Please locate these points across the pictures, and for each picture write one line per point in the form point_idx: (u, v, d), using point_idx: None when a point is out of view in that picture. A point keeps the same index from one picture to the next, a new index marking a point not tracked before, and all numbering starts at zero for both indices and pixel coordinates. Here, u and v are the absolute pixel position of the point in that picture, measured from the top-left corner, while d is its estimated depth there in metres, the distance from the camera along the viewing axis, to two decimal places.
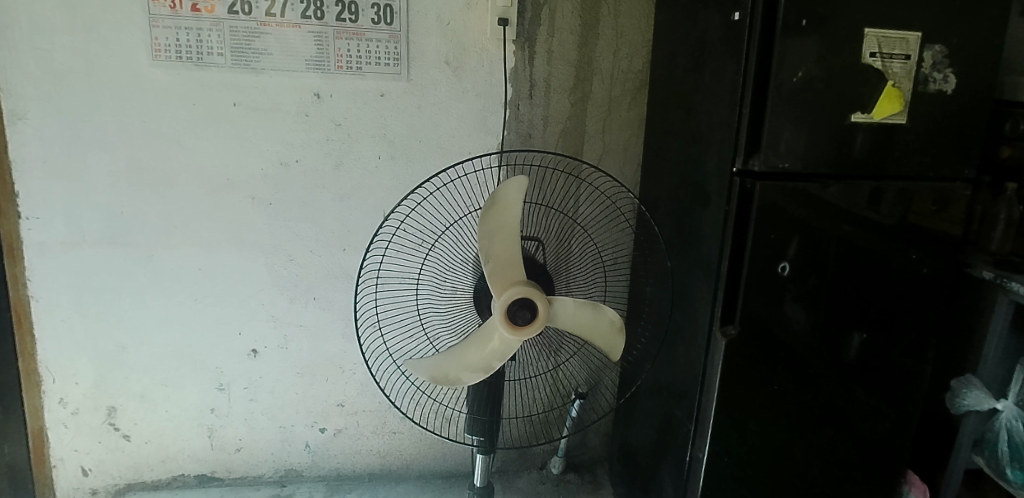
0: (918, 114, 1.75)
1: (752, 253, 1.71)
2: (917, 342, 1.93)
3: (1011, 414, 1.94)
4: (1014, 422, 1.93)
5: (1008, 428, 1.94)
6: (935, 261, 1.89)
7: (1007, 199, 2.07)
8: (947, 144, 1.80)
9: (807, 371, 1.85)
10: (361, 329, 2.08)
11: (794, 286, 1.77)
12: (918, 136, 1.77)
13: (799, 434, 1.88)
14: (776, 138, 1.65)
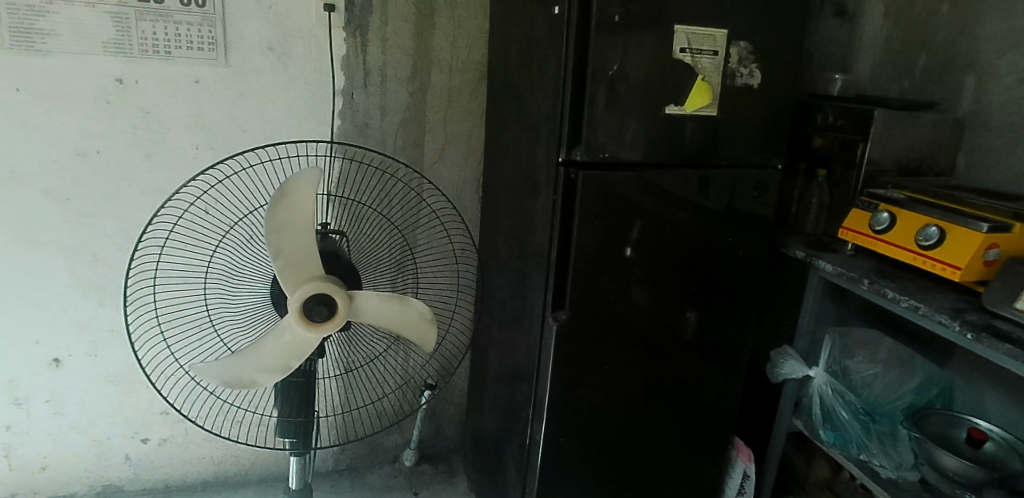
0: (729, 107, 1.87)
1: (596, 241, 1.79)
2: (739, 316, 2.06)
3: (822, 380, 2.10)
4: (824, 387, 2.10)
5: (820, 393, 2.11)
6: (750, 242, 2.02)
7: (818, 185, 2.26)
8: (758, 134, 1.93)
9: (641, 350, 1.93)
10: (143, 333, 1.96)
11: (639, 268, 1.87)
12: (729, 127, 1.89)
13: (632, 412, 1.96)
14: (621, 132, 1.74)
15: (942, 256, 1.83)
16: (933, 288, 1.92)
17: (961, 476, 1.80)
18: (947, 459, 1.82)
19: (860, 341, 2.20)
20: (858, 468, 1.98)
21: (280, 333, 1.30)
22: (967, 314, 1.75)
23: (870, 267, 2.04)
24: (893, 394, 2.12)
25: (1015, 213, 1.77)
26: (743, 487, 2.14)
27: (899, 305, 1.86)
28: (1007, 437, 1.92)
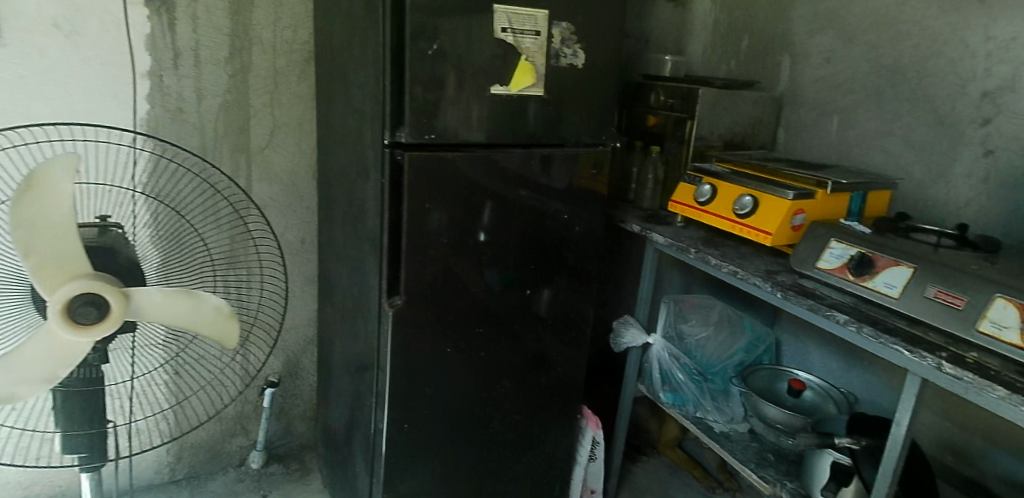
0: (557, 86, 1.90)
1: (446, 226, 1.80)
2: (581, 290, 2.12)
3: (661, 346, 2.21)
4: (662, 353, 2.22)
5: (659, 359, 2.22)
6: (585, 219, 2.07)
7: (654, 161, 2.37)
8: (588, 113, 1.99)
9: (484, 329, 1.94)
10: None
11: (489, 250, 1.90)
12: (557, 106, 1.92)
13: (478, 393, 1.98)
14: (467, 115, 1.76)
15: (756, 223, 1.96)
16: (751, 255, 2.04)
17: (783, 424, 1.94)
18: (772, 410, 1.95)
19: (693, 306, 2.33)
20: (694, 423, 2.07)
21: (44, 339, 1.23)
22: (779, 276, 1.88)
23: (699, 235, 2.16)
24: (723, 354, 2.27)
25: (818, 184, 1.95)
26: (593, 453, 2.26)
27: (722, 270, 1.97)
28: (822, 385, 2.11)
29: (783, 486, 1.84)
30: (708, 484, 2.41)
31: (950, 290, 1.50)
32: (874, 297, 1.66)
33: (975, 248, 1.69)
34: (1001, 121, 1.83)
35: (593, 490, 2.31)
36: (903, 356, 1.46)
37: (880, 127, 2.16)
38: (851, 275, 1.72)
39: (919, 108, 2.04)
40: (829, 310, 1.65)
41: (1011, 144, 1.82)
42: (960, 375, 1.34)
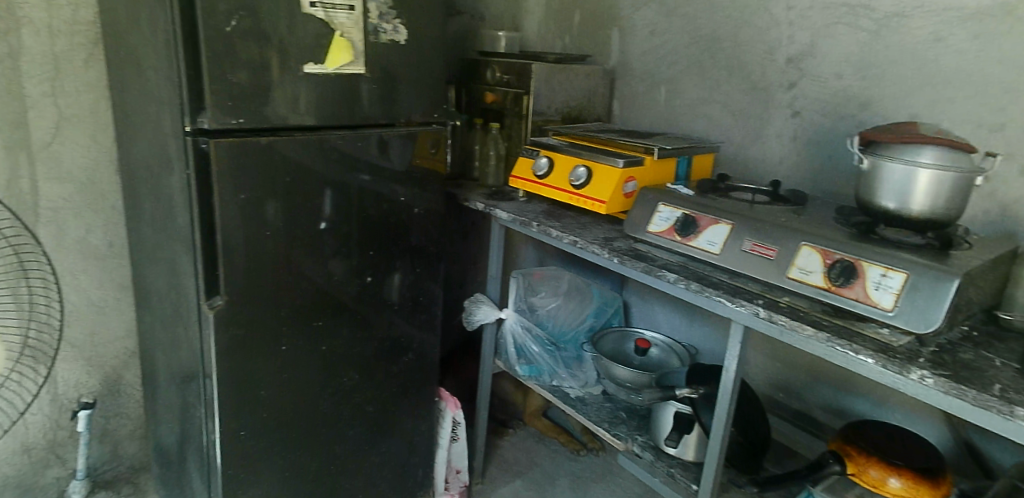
0: (400, 66, 1.69)
1: (282, 217, 1.56)
2: (426, 270, 1.96)
3: (513, 320, 2.21)
4: (515, 327, 2.22)
5: (513, 334, 2.23)
6: (423, 198, 1.86)
7: (494, 137, 2.25)
8: (425, 89, 1.78)
9: (324, 323, 1.75)
10: None
11: (331, 239, 1.68)
12: (387, 86, 1.67)
13: (326, 390, 1.81)
14: (295, 101, 1.51)
15: (593, 190, 1.76)
16: (591, 226, 1.74)
17: (632, 383, 1.95)
18: (621, 370, 1.94)
19: (543, 278, 2.36)
20: (551, 391, 2.07)
21: None
22: (614, 243, 1.55)
23: (540, 209, 1.94)
24: (574, 322, 2.33)
25: (645, 149, 1.77)
26: (454, 433, 2.22)
27: (564, 242, 1.65)
28: (667, 341, 2.17)
29: (634, 442, 1.82)
30: (573, 448, 2.50)
31: (761, 238, 1.29)
32: (701, 258, 1.38)
33: (782, 200, 1.51)
34: (803, 84, 1.76)
35: (458, 470, 2.27)
36: (736, 310, 1.23)
37: (701, 94, 2.06)
38: (678, 236, 1.43)
39: (734, 76, 1.94)
40: (663, 271, 1.36)
41: (815, 106, 1.74)
42: (777, 319, 1.15)
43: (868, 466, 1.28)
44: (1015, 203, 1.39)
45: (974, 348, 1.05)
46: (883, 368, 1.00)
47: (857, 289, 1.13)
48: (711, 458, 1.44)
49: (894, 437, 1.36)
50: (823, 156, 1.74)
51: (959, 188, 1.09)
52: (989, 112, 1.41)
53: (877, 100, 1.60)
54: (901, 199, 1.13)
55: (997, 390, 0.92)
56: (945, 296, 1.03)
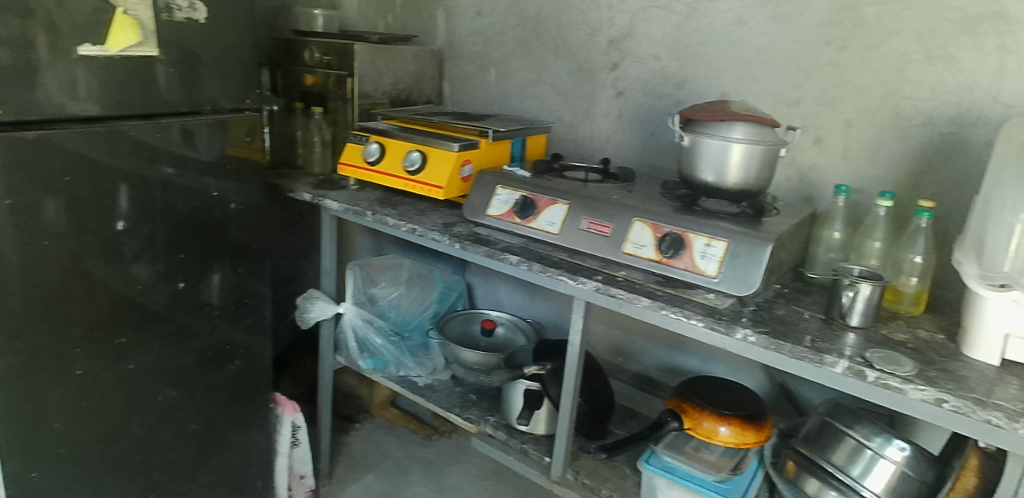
0: (214, 49, 1.25)
1: (66, 218, 1.09)
2: (256, 268, 1.48)
3: (353, 313, 1.93)
4: (355, 320, 1.93)
5: (353, 327, 1.93)
6: (243, 188, 1.39)
7: (317, 123, 1.99)
8: (252, 66, 1.35)
9: (130, 338, 1.25)
10: None
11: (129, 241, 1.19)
12: (201, 66, 1.24)
13: (132, 424, 1.30)
14: (72, 85, 1.05)
15: (428, 177, 1.65)
16: (428, 211, 1.64)
17: (481, 363, 1.73)
18: (470, 354, 1.71)
19: (381, 267, 2.06)
20: (397, 382, 1.81)
21: None
22: (452, 229, 1.42)
23: (376, 196, 1.78)
24: (419, 308, 2.08)
25: (479, 131, 1.68)
26: (296, 438, 1.83)
27: (400, 231, 1.52)
28: (510, 319, 2.00)
29: (487, 424, 1.57)
30: (425, 434, 2.33)
31: (595, 216, 1.22)
32: (540, 242, 1.29)
33: (611, 175, 1.49)
34: (625, 65, 1.70)
35: (303, 474, 1.90)
36: (573, 288, 1.15)
37: (530, 75, 1.96)
38: (517, 218, 1.33)
39: (560, 57, 1.85)
40: (502, 253, 1.25)
41: (636, 85, 1.68)
42: (613, 292, 1.08)
43: (702, 418, 1.18)
44: (812, 171, 1.40)
45: (784, 305, 1.09)
46: (706, 329, 0.97)
47: (685, 261, 1.10)
48: (559, 435, 1.24)
49: (724, 392, 1.26)
50: (643, 131, 1.70)
51: (767, 160, 1.16)
52: (786, 88, 1.40)
53: (692, 79, 1.57)
54: (714, 171, 1.17)
55: (806, 341, 0.91)
56: (757, 263, 1.04)
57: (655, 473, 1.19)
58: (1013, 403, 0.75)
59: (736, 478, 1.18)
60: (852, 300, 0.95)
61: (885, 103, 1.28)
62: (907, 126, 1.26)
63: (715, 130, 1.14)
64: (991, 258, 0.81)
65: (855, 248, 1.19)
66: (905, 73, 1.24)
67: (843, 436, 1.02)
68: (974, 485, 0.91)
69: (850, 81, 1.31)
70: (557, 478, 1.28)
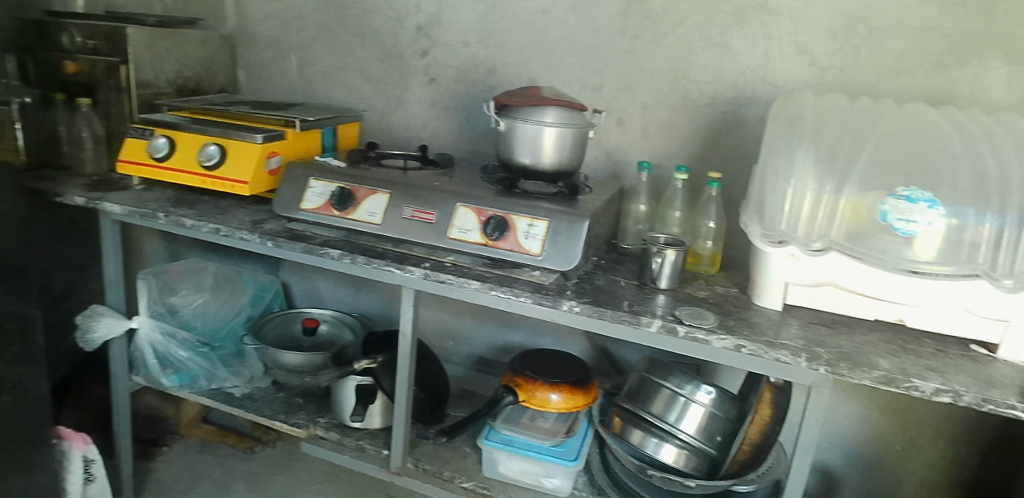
0: None
1: None
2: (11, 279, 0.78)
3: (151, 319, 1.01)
4: (162, 325, 1.02)
5: (157, 335, 1.01)
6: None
7: (86, 115, 1.03)
8: None
9: None
10: None
11: None
12: None
13: None
14: None
15: (231, 170, 0.90)
16: (233, 208, 0.91)
17: (307, 367, 0.93)
18: (291, 356, 0.92)
19: (182, 273, 1.10)
20: (206, 399, 0.97)
21: None
22: (262, 226, 0.79)
23: (169, 193, 0.98)
24: (230, 310, 1.13)
25: (285, 124, 0.93)
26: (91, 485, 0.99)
27: (205, 235, 0.85)
28: (334, 315, 1.08)
29: (317, 426, 0.89)
30: (246, 446, 1.29)
31: (418, 199, 0.71)
32: (363, 232, 0.74)
33: (432, 164, 0.84)
34: (435, 50, 1.01)
35: None
36: (399, 279, 0.68)
37: (335, 57, 1.12)
38: (336, 212, 0.75)
39: (367, 44, 1.07)
40: (321, 246, 0.71)
41: (450, 73, 1.01)
42: (442, 278, 0.66)
43: (537, 391, 0.73)
44: (616, 150, 0.90)
45: (604, 274, 0.71)
46: (535, 306, 0.64)
47: (513, 241, 0.67)
48: (400, 420, 0.73)
49: (553, 359, 0.79)
50: (456, 123, 1.03)
51: (572, 149, 0.73)
52: (589, 75, 0.89)
53: (502, 76, 0.97)
54: (541, 153, 0.71)
55: (624, 304, 0.64)
56: (585, 237, 0.66)
57: (496, 449, 0.73)
58: (794, 339, 0.61)
59: (573, 441, 0.75)
60: (662, 267, 0.67)
61: (671, 90, 0.85)
62: (694, 111, 0.84)
63: (536, 102, 0.70)
64: (772, 212, 0.66)
65: (658, 219, 0.80)
66: (688, 61, 0.83)
67: (659, 387, 0.71)
68: (771, 417, 0.66)
69: (644, 68, 0.86)
70: (400, 470, 0.74)
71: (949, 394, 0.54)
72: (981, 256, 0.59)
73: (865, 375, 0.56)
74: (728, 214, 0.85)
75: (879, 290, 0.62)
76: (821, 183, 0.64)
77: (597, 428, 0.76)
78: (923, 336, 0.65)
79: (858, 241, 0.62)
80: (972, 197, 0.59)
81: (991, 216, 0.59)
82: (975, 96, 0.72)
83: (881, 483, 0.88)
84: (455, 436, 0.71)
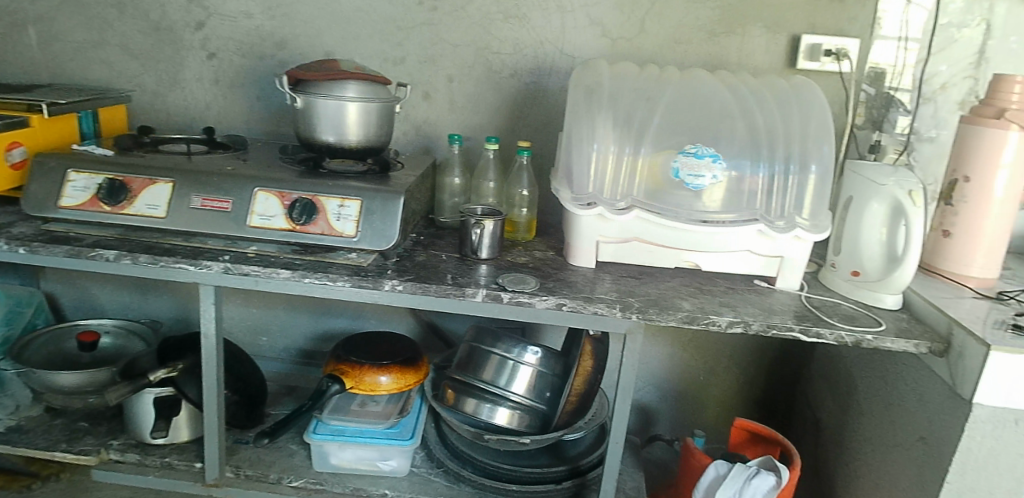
0: None
1: None
2: None
3: None
4: None
5: None
6: None
7: None
8: None
9: None
10: None
11: None
12: None
13: None
14: None
15: None
16: None
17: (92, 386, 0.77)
18: (68, 377, 0.75)
19: None
20: None
21: None
22: (7, 228, 0.64)
23: None
24: None
25: (28, 108, 0.72)
26: None
27: None
28: (118, 323, 0.93)
29: (112, 449, 0.73)
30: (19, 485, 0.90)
31: (208, 186, 0.64)
32: (143, 227, 0.64)
33: (221, 147, 0.74)
34: (214, 19, 0.85)
35: None
36: (195, 277, 0.61)
37: (80, 24, 0.88)
38: (106, 208, 0.63)
39: (126, 14, 0.86)
40: (92, 247, 0.61)
41: (233, 47, 0.86)
42: (245, 270, 0.60)
43: (364, 374, 0.71)
44: (428, 123, 0.87)
45: (425, 249, 0.69)
46: (355, 289, 0.61)
47: (324, 224, 0.63)
48: (209, 426, 0.66)
49: (382, 340, 0.77)
50: (246, 102, 0.88)
51: (377, 126, 0.70)
52: (388, 47, 0.84)
53: (295, 49, 0.85)
54: (345, 130, 0.68)
55: (448, 278, 0.64)
56: (401, 215, 0.64)
57: (326, 441, 0.69)
58: (608, 293, 0.66)
59: (408, 421, 0.74)
60: (482, 238, 0.68)
61: (474, 62, 0.84)
62: (498, 83, 0.84)
63: (335, 76, 0.66)
64: (580, 174, 0.69)
65: (473, 191, 0.79)
66: (489, 33, 0.82)
67: (488, 354, 0.73)
68: (592, 367, 0.74)
69: (445, 40, 0.83)
70: (218, 481, 0.68)
71: (741, 325, 0.62)
72: (756, 203, 0.68)
73: (670, 318, 0.62)
74: (539, 182, 0.87)
75: (675, 241, 0.68)
76: (620, 145, 0.69)
77: (430, 404, 0.76)
78: (714, 276, 0.73)
79: (655, 198, 0.68)
80: (744, 152, 0.68)
81: (762, 165, 0.68)
82: (744, 62, 0.82)
83: (688, 411, 0.99)
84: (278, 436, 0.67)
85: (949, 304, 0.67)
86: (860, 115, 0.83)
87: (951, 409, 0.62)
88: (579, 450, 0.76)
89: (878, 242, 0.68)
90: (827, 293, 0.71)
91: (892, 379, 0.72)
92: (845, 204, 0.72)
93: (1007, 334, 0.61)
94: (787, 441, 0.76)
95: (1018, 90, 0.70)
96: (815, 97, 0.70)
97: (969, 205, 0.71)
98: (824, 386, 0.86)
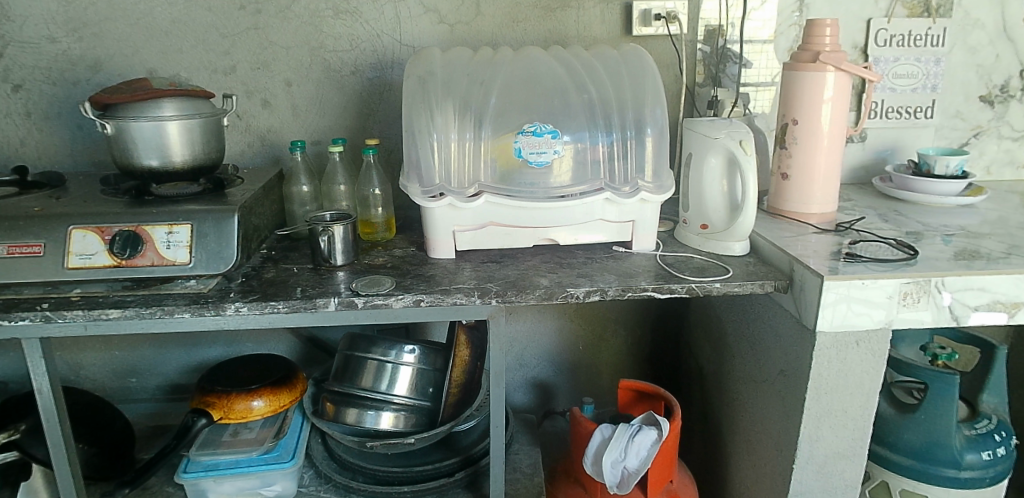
0: None
1: None
2: None
3: None
4: None
5: None
6: None
7: None
8: None
9: None
10: None
11: None
12: None
13: None
14: None
15: None
16: None
17: None
18: None
19: None
20: None
21: None
22: None
23: None
24: None
25: None
26: None
27: None
28: None
29: None
30: None
31: (14, 232, 0.59)
32: None
33: (33, 186, 0.69)
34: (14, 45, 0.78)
35: None
36: (12, 333, 0.56)
37: None
38: None
39: None
40: None
41: (39, 75, 0.79)
42: (68, 317, 0.55)
43: (232, 403, 0.69)
44: (271, 132, 0.84)
45: (275, 265, 0.67)
46: (195, 318, 0.57)
47: (152, 254, 0.60)
48: (65, 485, 0.62)
49: (251, 365, 0.76)
50: (66, 134, 0.82)
51: (203, 142, 0.66)
52: (215, 57, 0.80)
53: (112, 70, 0.80)
54: (169, 150, 0.64)
55: (297, 292, 0.61)
56: (238, 234, 0.62)
57: (200, 478, 0.68)
58: (468, 281, 0.65)
59: (288, 441, 0.72)
60: (333, 244, 0.65)
61: (310, 62, 0.81)
62: (340, 82, 0.82)
63: (144, 96, 0.62)
64: (426, 165, 0.67)
65: (323, 196, 0.78)
66: (322, 31, 0.80)
67: (364, 360, 0.71)
68: (469, 355, 0.75)
69: (275, 43, 0.80)
70: None
71: (597, 293, 0.62)
72: (601, 172, 0.69)
73: (529, 297, 0.62)
74: (394, 178, 0.87)
75: (529, 220, 0.68)
76: (462, 131, 0.68)
77: (311, 421, 0.74)
78: (573, 249, 0.74)
79: (505, 180, 0.68)
80: (583, 123, 0.68)
81: (601, 134, 0.69)
82: (582, 34, 0.83)
83: (582, 379, 1.01)
84: (142, 482, 0.68)
85: (793, 242, 0.70)
86: (699, 73, 0.86)
87: (799, 341, 0.65)
88: (472, 439, 0.77)
89: (720, 194, 0.70)
90: (681, 249, 0.73)
91: (751, 320, 0.76)
92: (687, 159, 0.74)
93: (843, 263, 0.63)
94: (667, 393, 0.79)
95: (829, 33, 0.72)
96: (642, 62, 0.73)
97: (803, 146, 0.74)
98: (702, 335, 0.91)
